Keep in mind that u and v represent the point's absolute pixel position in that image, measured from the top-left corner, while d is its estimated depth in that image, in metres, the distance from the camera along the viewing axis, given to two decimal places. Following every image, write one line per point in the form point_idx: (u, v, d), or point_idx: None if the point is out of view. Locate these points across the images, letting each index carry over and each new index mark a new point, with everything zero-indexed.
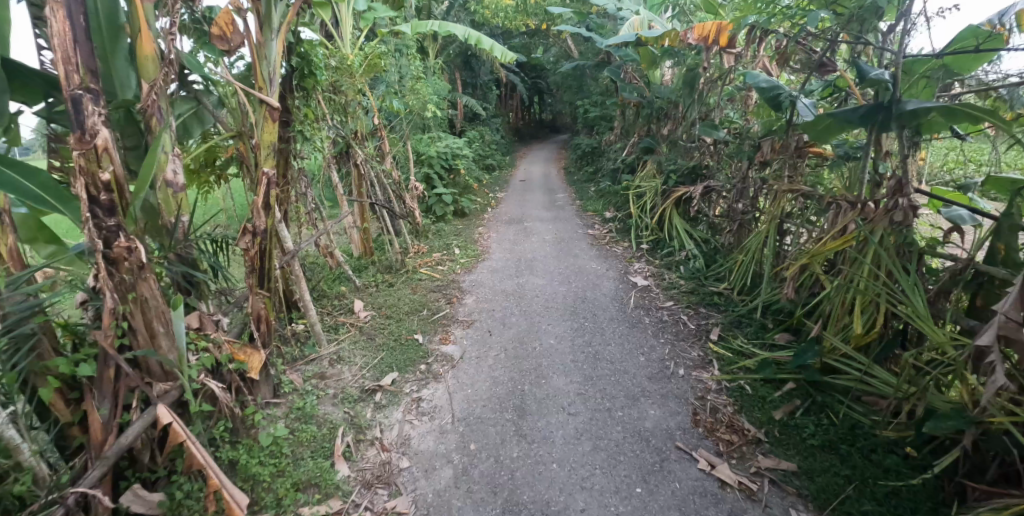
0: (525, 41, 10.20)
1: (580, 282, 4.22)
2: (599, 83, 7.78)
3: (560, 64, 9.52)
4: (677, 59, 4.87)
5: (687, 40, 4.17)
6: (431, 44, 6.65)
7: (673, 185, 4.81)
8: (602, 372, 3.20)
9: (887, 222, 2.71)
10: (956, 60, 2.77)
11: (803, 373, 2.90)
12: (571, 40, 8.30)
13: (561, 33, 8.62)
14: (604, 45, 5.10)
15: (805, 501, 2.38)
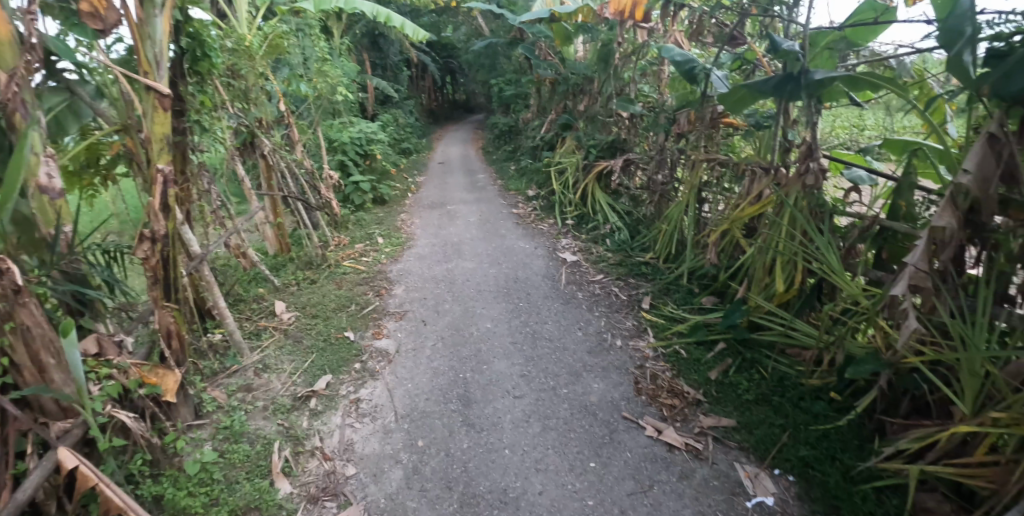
0: (433, 20, 9.96)
1: (509, 263, 4.06)
2: (512, 61, 7.70)
3: (472, 42, 9.40)
4: (590, 36, 4.95)
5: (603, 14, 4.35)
6: (335, 23, 6.28)
7: (594, 159, 4.89)
8: (541, 350, 2.98)
9: (800, 187, 2.76)
10: (854, 33, 2.99)
11: (733, 332, 2.81)
12: (481, 18, 8.18)
13: (470, 10, 8.47)
14: (516, 22, 4.97)
15: (747, 454, 2.28)
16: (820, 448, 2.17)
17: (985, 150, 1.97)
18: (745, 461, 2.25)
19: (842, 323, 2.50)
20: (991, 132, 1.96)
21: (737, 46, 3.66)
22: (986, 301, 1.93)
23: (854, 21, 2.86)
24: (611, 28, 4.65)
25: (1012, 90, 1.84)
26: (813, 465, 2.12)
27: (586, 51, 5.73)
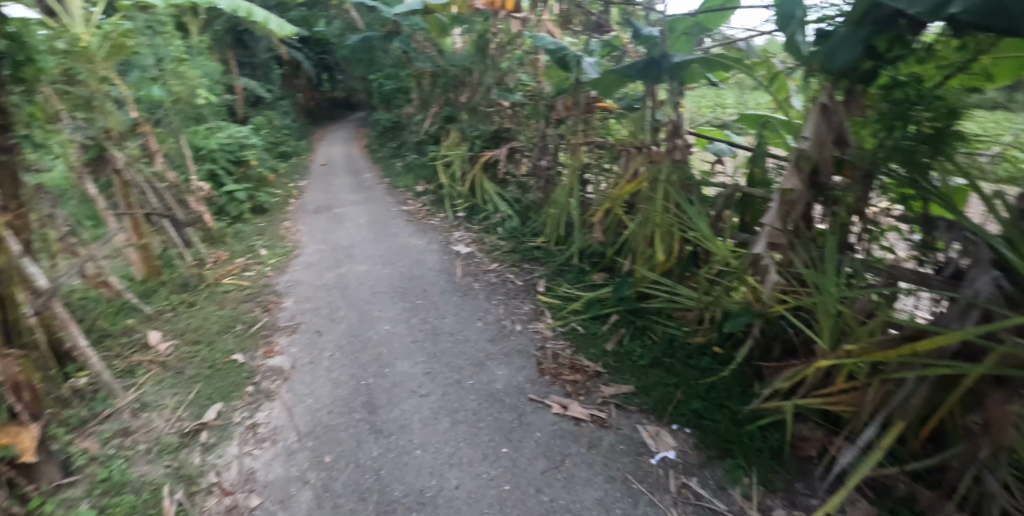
0: (303, 14, 9.44)
1: (403, 262, 3.96)
2: (389, 55, 7.49)
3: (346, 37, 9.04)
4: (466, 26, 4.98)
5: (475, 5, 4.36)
6: (191, 20, 5.75)
7: (479, 150, 4.93)
8: (443, 345, 2.92)
9: (670, 162, 2.98)
10: (707, 19, 3.25)
11: (623, 303, 2.99)
12: (356, 11, 7.89)
13: (342, 3, 8.14)
14: (389, 14, 4.94)
15: (647, 415, 2.40)
16: (709, 399, 2.36)
17: (820, 118, 2.23)
18: (646, 422, 2.37)
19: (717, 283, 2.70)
20: (823, 102, 2.23)
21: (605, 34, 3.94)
22: (832, 249, 2.19)
23: (705, 8, 3.11)
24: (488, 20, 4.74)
25: (835, 63, 2.10)
26: (705, 416, 2.30)
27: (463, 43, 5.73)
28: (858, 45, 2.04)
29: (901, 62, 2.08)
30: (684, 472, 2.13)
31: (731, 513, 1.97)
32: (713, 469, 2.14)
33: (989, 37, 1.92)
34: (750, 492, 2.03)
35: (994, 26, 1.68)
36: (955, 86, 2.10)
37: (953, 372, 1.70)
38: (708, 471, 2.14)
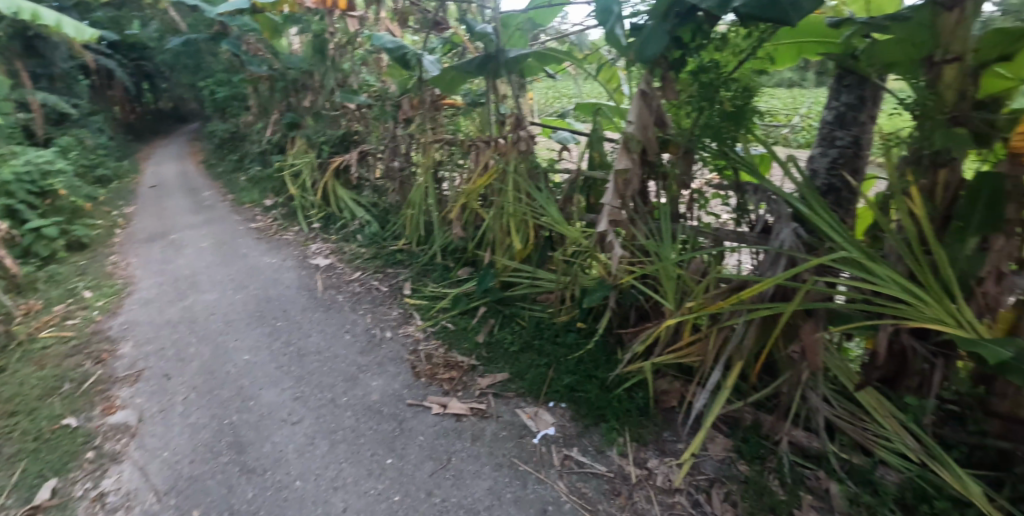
0: (110, 15, 8.26)
1: (257, 284, 3.67)
2: (218, 59, 6.86)
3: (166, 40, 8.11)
4: (302, 26, 4.73)
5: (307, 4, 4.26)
6: None
7: (328, 156, 4.68)
8: (310, 366, 2.77)
9: (516, 152, 3.10)
10: (538, 15, 3.47)
11: (488, 295, 3.05)
12: (176, 12, 7.11)
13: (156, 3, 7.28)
14: (213, 14, 4.56)
15: (525, 398, 2.49)
16: (579, 372, 2.50)
17: (641, 103, 2.43)
18: (524, 404, 2.46)
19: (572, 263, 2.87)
20: (642, 89, 2.44)
21: (443, 32, 3.93)
22: (666, 219, 2.42)
23: (534, 5, 3.31)
24: (323, 19, 4.56)
25: (647, 54, 2.27)
26: (577, 388, 2.43)
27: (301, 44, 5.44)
28: (664, 36, 2.23)
29: (703, 49, 2.34)
30: (565, 444, 2.26)
31: (612, 472, 2.13)
32: (590, 436, 2.29)
33: (767, 29, 2.24)
34: (624, 450, 2.20)
35: (769, 17, 1.97)
36: (746, 71, 2.39)
37: (771, 312, 1.96)
38: (586, 439, 2.28)
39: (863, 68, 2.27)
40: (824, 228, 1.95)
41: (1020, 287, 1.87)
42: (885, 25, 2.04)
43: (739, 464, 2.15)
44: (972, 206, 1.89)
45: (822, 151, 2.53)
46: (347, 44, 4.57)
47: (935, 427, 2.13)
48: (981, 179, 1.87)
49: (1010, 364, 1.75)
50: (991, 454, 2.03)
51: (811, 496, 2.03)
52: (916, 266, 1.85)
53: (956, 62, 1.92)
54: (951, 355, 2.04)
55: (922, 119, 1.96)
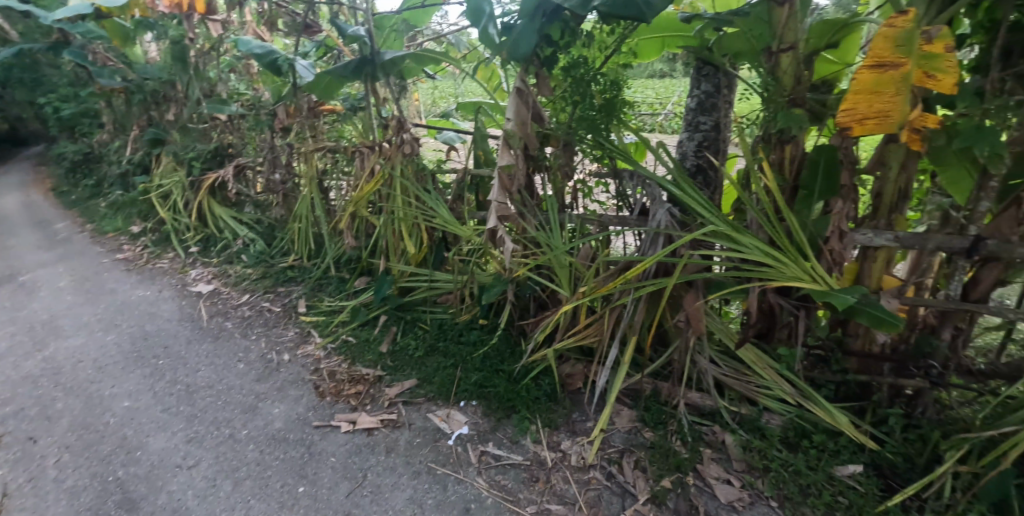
0: None
1: (129, 321, 3.23)
2: (58, 72, 6.07)
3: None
4: (157, 32, 4.31)
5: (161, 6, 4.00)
6: None
7: (200, 174, 4.28)
8: (203, 403, 2.53)
9: (402, 156, 3.07)
10: (411, 16, 3.48)
11: (388, 302, 3.01)
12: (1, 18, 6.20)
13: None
14: (49, 21, 4.08)
15: (435, 402, 2.48)
16: (486, 368, 2.53)
17: (518, 100, 2.48)
18: (436, 407, 2.45)
19: (468, 262, 2.91)
20: (518, 86, 2.48)
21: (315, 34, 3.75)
22: (553, 210, 2.51)
23: (407, 6, 3.32)
24: (180, 23, 4.13)
25: (520, 52, 2.32)
26: (486, 384, 2.46)
27: (158, 52, 4.97)
28: (534, 34, 2.28)
29: (571, 46, 2.44)
30: (480, 440, 2.28)
31: (529, 460, 2.18)
32: (504, 429, 2.33)
33: (628, 25, 2.40)
34: (537, 438, 2.26)
35: (628, 16, 2.07)
36: (613, 65, 2.51)
37: (657, 287, 2.11)
38: (500, 432, 2.31)
39: (715, 58, 2.48)
40: (694, 205, 2.12)
41: (858, 242, 2.13)
42: (730, 20, 2.25)
43: (644, 432, 2.27)
44: (813, 175, 2.13)
45: (689, 136, 2.76)
46: (211, 50, 4.19)
47: (806, 370, 2.38)
48: (818, 151, 2.10)
49: (854, 308, 2.06)
50: (851, 386, 2.33)
51: (710, 450, 2.20)
52: (773, 231, 2.06)
53: (790, 51, 2.13)
54: (810, 307, 2.30)
55: (766, 102, 2.19)
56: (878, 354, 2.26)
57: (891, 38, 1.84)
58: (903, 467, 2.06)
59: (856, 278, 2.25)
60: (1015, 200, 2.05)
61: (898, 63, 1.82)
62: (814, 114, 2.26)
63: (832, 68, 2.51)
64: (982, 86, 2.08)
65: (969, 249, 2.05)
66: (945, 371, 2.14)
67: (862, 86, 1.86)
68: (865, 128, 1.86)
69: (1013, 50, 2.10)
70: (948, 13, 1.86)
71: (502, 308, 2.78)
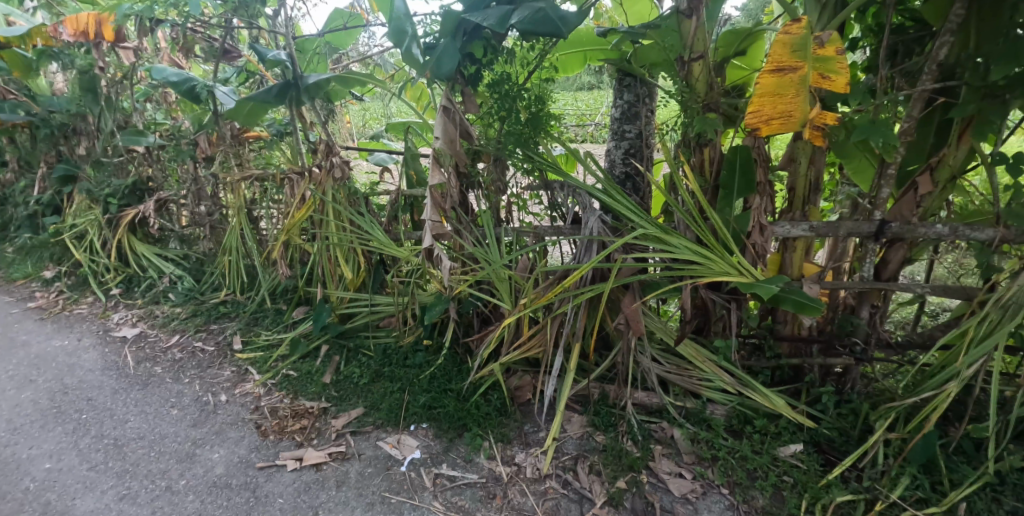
0: None
1: (46, 375, 2.98)
2: None
3: None
4: (62, 61, 4.04)
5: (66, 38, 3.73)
6: None
7: (117, 210, 4.01)
8: (134, 456, 2.37)
9: (332, 181, 3.02)
10: (334, 38, 3.44)
11: (328, 331, 2.95)
12: None
13: None
14: None
15: (385, 429, 2.43)
16: (433, 389, 2.51)
17: (445, 118, 2.49)
18: (386, 434, 2.40)
19: (407, 283, 2.91)
20: (444, 104, 2.48)
21: (235, 59, 3.63)
22: (489, 225, 2.53)
23: (329, 28, 3.29)
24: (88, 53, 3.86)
25: (442, 70, 2.33)
26: (435, 405, 2.44)
27: (65, 83, 4.66)
28: (456, 53, 2.31)
29: (495, 63, 2.48)
30: (433, 463, 2.25)
31: (484, 478, 2.17)
32: (456, 449, 2.31)
33: (548, 41, 2.48)
34: (491, 454, 2.25)
35: (542, 32, 2.14)
36: (537, 80, 2.58)
37: (594, 293, 2.17)
38: (453, 452, 2.29)
39: (635, 69, 2.58)
40: (623, 211, 2.19)
41: (779, 234, 2.25)
42: (645, 32, 2.37)
43: (596, 436, 2.30)
44: (731, 175, 2.25)
45: (616, 144, 2.83)
46: (123, 79, 3.88)
47: (744, 360, 2.49)
48: (733, 152, 2.22)
49: (779, 296, 2.17)
50: (786, 370, 2.45)
51: (661, 447, 2.25)
52: (699, 230, 2.15)
53: (700, 60, 2.25)
54: (740, 299, 2.41)
55: (683, 109, 2.30)
56: (806, 337, 2.40)
57: (788, 44, 1.98)
58: (840, 441, 2.18)
59: (779, 268, 2.38)
60: (911, 185, 2.22)
61: (797, 66, 1.96)
62: (728, 118, 2.39)
63: (742, 74, 2.67)
64: (874, 83, 2.26)
65: (876, 232, 2.20)
66: (867, 347, 2.28)
67: (766, 88, 2.00)
68: (772, 128, 2.00)
69: (896, 50, 2.30)
70: (836, 19, 2.02)
71: (444, 328, 2.81)
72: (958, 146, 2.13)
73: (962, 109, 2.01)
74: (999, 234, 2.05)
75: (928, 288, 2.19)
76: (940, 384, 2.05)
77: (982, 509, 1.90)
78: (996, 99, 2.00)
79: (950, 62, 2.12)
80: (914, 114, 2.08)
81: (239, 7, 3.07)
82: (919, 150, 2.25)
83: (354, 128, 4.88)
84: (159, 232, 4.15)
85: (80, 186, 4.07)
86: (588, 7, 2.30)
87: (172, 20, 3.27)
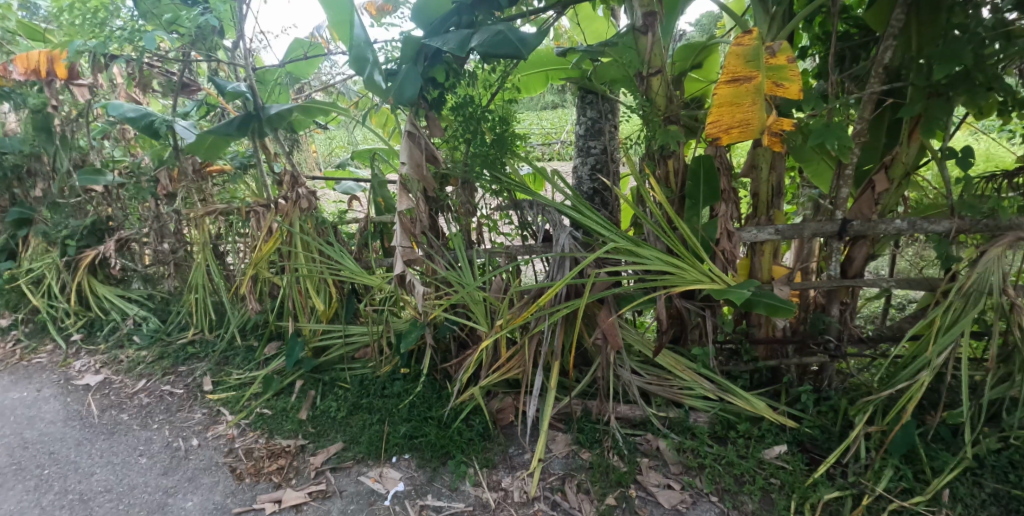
0: None
1: (4, 430, 2.83)
2: None
3: None
4: (12, 101, 3.88)
5: (14, 76, 3.63)
6: None
7: (76, 252, 3.85)
8: (102, 511, 2.26)
9: (299, 212, 2.98)
10: (295, 68, 3.42)
11: (302, 366, 2.89)
12: None
13: None
14: None
15: (366, 463, 2.37)
16: (413, 417, 2.47)
17: (410, 143, 2.48)
18: (367, 468, 2.34)
19: (380, 312, 2.90)
20: (408, 129, 2.48)
21: (195, 93, 3.57)
22: (461, 248, 2.52)
23: (290, 58, 3.27)
24: (41, 91, 3.79)
25: (405, 95, 2.32)
26: (416, 435, 2.39)
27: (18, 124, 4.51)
28: (418, 77, 2.31)
29: (458, 86, 2.49)
30: (418, 494, 2.20)
31: (471, 505, 2.13)
32: (441, 478, 2.26)
33: (508, 63, 2.53)
34: (475, 481, 2.22)
35: (504, 54, 2.16)
36: (500, 101, 2.60)
37: (569, 309, 2.17)
38: (438, 482, 2.24)
39: (596, 87, 2.62)
40: (593, 226, 2.21)
41: (746, 239, 2.30)
42: (603, 50, 2.44)
43: (582, 453, 2.27)
44: (696, 185, 2.29)
45: (582, 161, 2.85)
46: (78, 116, 3.75)
47: (721, 365, 2.51)
48: (697, 162, 2.26)
49: (752, 299, 2.20)
50: (764, 373, 2.48)
51: (647, 459, 2.23)
52: (669, 240, 2.17)
53: (658, 74, 2.29)
54: (714, 305, 2.45)
55: (645, 122, 2.33)
56: (781, 339, 2.43)
57: (741, 55, 2.03)
58: (822, 439, 2.19)
59: (750, 272, 2.42)
60: (869, 184, 2.29)
61: (750, 75, 2.01)
62: (688, 129, 2.44)
63: (699, 86, 2.76)
64: (826, 89, 2.33)
65: (839, 231, 2.25)
66: (839, 344, 2.33)
67: (723, 98, 2.04)
68: (732, 136, 2.04)
69: (844, 55, 2.40)
70: (785, 29, 2.08)
71: (422, 355, 2.79)
72: (910, 144, 2.20)
73: (910, 108, 2.08)
74: (954, 225, 2.12)
75: (893, 281, 2.25)
76: (912, 374, 2.10)
77: (965, 494, 1.93)
78: (941, 97, 2.07)
79: (895, 64, 2.20)
80: (865, 116, 2.14)
81: (197, 40, 3.00)
82: (873, 150, 2.32)
83: (320, 157, 4.90)
84: (121, 273, 4.02)
85: (36, 229, 3.90)
86: (548, 28, 2.31)
87: (127, 55, 3.18)
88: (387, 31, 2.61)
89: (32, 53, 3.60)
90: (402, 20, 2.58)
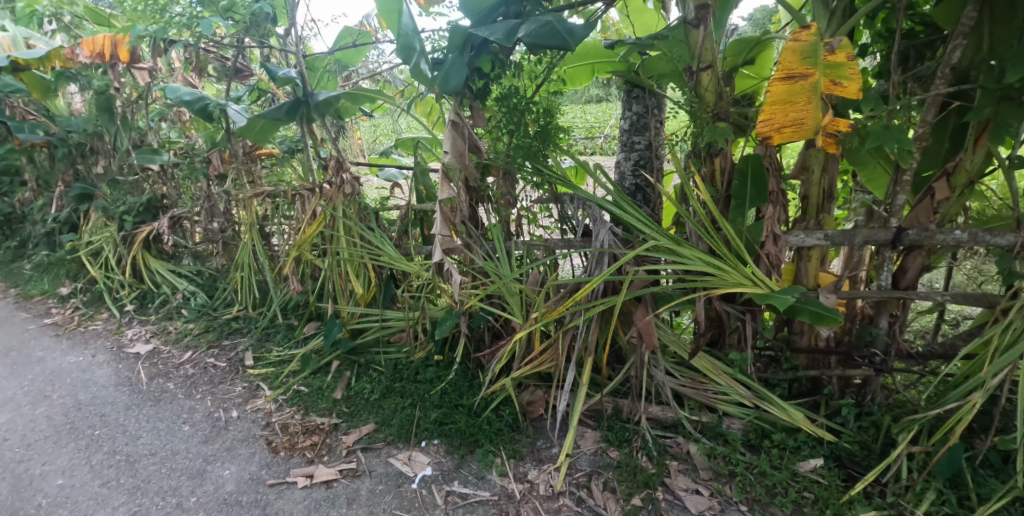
0: None
1: (60, 391, 2.99)
2: None
3: None
4: (79, 81, 4.08)
5: (80, 60, 3.77)
6: None
7: (132, 227, 4.03)
8: (146, 472, 2.37)
9: (342, 197, 3.04)
10: (343, 56, 3.49)
11: (338, 348, 2.95)
12: None
13: None
14: None
15: (395, 445, 2.41)
16: (443, 404, 2.50)
17: (454, 133, 2.49)
18: (396, 451, 2.38)
19: (416, 299, 2.94)
20: (452, 118, 2.49)
21: (247, 79, 3.71)
22: (499, 240, 2.53)
23: (338, 46, 3.34)
24: (105, 73, 3.96)
25: (451, 84, 2.33)
26: (446, 422, 2.42)
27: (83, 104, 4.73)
28: (464, 67, 2.32)
29: (503, 77, 2.50)
30: (445, 480, 2.22)
31: (496, 495, 2.14)
32: (468, 465, 2.28)
33: (554, 55, 2.50)
34: (502, 471, 2.23)
35: (551, 46, 2.15)
36: (545, 93, 2.59)
37: (605, 306, 2.15)
38: (465, 469, 2.26)
39: (643, 81, 2.58)
40: (634, 223, 2.17)
41: (792, 243, 2.22)
42: (652, 44, 2.39)
43: (610, 451, 2.26)
44: (742, 186, 2.23)
45: (626, 156, 2.86)
46: (138, 98, 3.91)
47: (759, 372, 2.44)
48: (745, 161, 2.20)
49: (795, 306, 2.13)
50: (803, 382, 2.40)
51: (676, 462, 2.20)
52: (712, 241, 2.12)
53: (709, 70, 2.24)
54: (755, 310, 2.38)
55: (692, 119, 2.28)
56: (824, 348, 2.35)
57: (797, 51, 1.96)
58: (861, 455, 2.12)
59: (794, 278, 2.34)
60: (928, 191, 2.18)
61: (806, 73, 1.94)
62: (738, 128, 2.37)
63: (750, 83, 2.68)
64: (887, 90, 2.22)
65: (893, 240, 2.16)
66: (886, 357, 2.23)
67: (777, 96, 1.98)
68: (784, 135, 1.97)
69: (908, 55, 2.28)
70: (846, 25, 2.00)
71: (456, 343, 2.81)
72: (975, 151, 2.09)
73: (978, 112, 1.97)
74: (1019, 239, 2.01)
75: (948, 295, 2.14)
76: (964, 394, 2.00)
77: None
78: (1012, 102, 1.95)
79: (964, 65, 2.09)
80: (928, 119, 2.03)
81: (252, 26, 3.12)
82: (935, 156, 2.21)
83: (364, 145, 5.00)
84: (173, 249, 4.19)
85: (97, 204, 4.10)
86: (596, 20, 2.28)
87: (185, 40, 3.30)
88: (435, 20, 2.63)
89: (96, 37, 3.74)
90: (450, 9, 2.59)
